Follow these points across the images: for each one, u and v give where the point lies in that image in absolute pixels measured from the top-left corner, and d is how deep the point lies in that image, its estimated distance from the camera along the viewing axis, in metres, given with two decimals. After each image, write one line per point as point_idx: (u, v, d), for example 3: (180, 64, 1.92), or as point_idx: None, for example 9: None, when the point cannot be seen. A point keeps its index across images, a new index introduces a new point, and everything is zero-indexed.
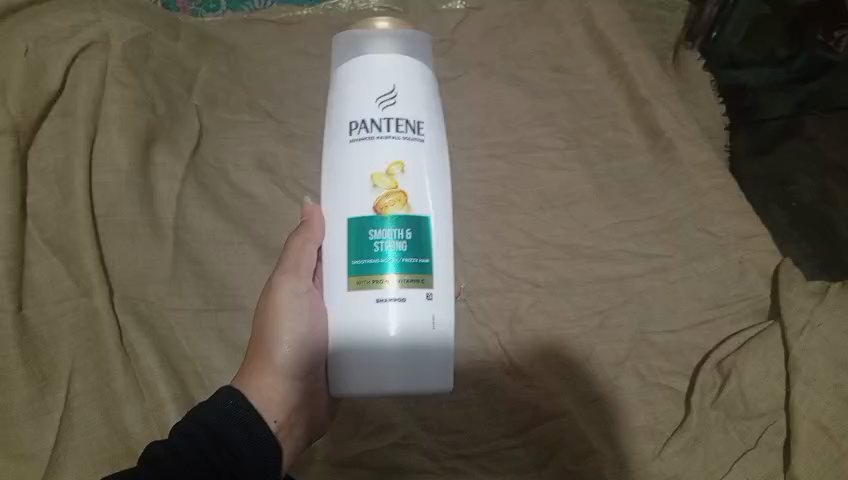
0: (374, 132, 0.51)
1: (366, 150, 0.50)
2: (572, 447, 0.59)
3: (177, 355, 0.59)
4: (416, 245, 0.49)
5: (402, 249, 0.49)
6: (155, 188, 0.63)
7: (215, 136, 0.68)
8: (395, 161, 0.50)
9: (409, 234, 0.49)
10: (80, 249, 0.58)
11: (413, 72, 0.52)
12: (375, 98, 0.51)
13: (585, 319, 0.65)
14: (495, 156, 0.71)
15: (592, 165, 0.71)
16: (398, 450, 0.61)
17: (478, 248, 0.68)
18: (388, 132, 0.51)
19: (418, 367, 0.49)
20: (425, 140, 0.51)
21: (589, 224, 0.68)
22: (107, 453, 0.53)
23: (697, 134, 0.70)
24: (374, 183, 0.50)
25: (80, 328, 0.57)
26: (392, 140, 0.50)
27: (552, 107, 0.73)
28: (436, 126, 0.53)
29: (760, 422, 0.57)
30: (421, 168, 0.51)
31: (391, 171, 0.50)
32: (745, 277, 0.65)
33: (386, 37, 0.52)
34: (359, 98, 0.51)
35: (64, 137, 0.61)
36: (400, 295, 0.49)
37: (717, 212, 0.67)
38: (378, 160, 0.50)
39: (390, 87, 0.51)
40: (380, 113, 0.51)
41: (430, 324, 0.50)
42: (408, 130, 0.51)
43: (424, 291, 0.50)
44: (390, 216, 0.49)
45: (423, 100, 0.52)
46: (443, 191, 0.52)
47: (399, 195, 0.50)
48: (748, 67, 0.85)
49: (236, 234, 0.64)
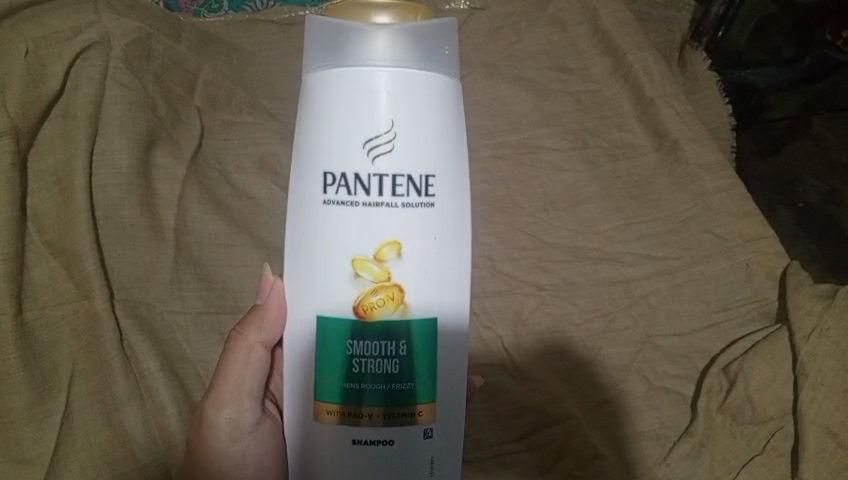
0: (361, 192, 0.40)
1: (348, 216, 0.40)
2: (577, 451, 0.59)
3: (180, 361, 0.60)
4: (411, 363, 0.42)
5: (393, 369, 0.42)
6: (155, 192, 0.62)
7: (216, 138, 0.67)
8: (387, 241, 0.40)
9: (403, 348, 0.42)
10: (80, 252, 0.57)
11: (421, 98, 0.40)
12: (365, 142, 0.40)
13: (590, 323, 0.64)
14: (499, 156, 0.70)
15: (597, 166, 0.70)
16: None
17: (483, 250, 0.67)
18: (379, 196, 0.40)
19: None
20: (431, 202, 0.41)
21: (594, 227, 0.67)
22: (109, 456, 0.54)
23: (703, 135, 0.69)
24: (357, 270, 0.41)
25: (81, 331, 0.57)
26: (384, 208, 0.40)
27: (556, 107, 0.71)
28: (452, 176, 0.42)
29: (767, 427, 0.57)
30: (423, 246, 0.41)
31: (381, 256, 0.40)
32: (752, 280, 0.65)
33: (386, 47, 0.39)
34: (343, 137, 0.40)
35: (65, 137, 0.61)
36: (386, 436, 0.42)
37: (723, 214, 0.67)
38: (365, 237, 0.40)
39: (387, 125, 0.40)
40: (369, 167, 0.40)
41: (428, 467, 0.43)
42: (408, 192, 0.40)
43: (420, 427, 0.43)
44: (377, 321, 0.41)
45: (433, 143, 0.41)
46: (455, 270, 0.42)
47: (391, 291, 0.41)
48: (754, 68, 0.82)
49: (238, 236, 0.64)
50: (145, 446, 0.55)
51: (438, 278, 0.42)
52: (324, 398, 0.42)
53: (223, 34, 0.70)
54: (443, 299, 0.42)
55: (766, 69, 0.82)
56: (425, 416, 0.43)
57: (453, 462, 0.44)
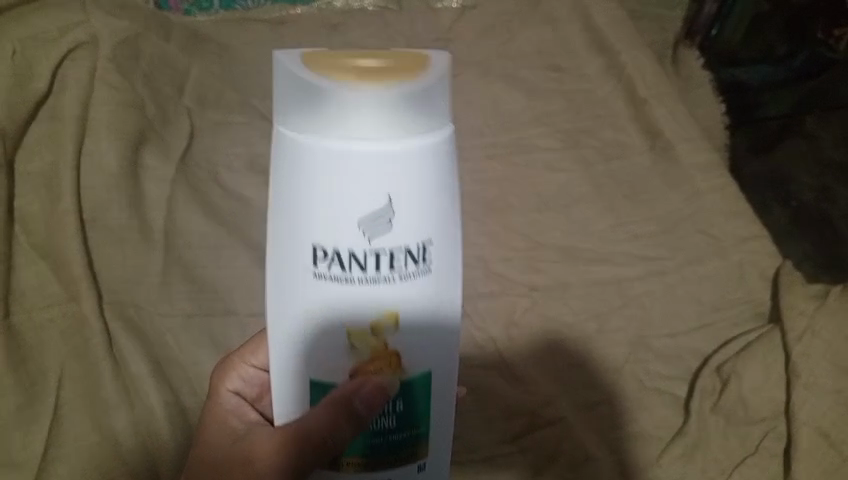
0: (357, 269, 0.35)
1: (344, 295, 0.36)
2: (570, 453, 0.57)
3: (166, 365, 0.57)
4: (407, 415, 0.40)
5: (390, 424, 0.40)
6: (144, 192, 0.62)
7: (206, 140, 0.66)
8: (383, 313, 0.37)
9: (399, 404, 0.39)
10: (69, 256, 0.57)
11: (419, 168, 0.35)
12: (359, 221, 0.34)
13: (582, 325, 0.64)
14: (493, 157, 0.70)
15: (591, 166, 0.70)
16: None
17: (477, 251, 0.67)
18: (374, 272, 0.36)
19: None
20: (429, 268, 0.37)
21: (588, 226, 0.68)
22: (98, 461, 0.52)
23: (696, 135, 0.70)
24: (352, 340, 0.37)
25: (70, 333, 0.56)
26: (381, 283, 0.36)
27: (549, 107, 0.71)
28: (450, 232, 0.37)
29: (761, 427, 0.57)
30: (421, 311, 0.37)
31: (377, 327, 0.37)
32: (744, 280, 0.65)
33: (375, 117, 0.33)
34: (331, 216, 0.34)
35: (55, 137, 0.61)
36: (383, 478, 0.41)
37: (716, 214, 0.67)
38: (359, 312, 0.36)
39: (383, 203, 0.34)
40: (363, 244, 0.35)
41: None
42: (406, 263, 0.36)
43: (415, 465, 0.41)
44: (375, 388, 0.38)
45: (431, 209, 0.36)
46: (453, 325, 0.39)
47: (389, 354, 0.38)
48: (748, 66, 0.85)
49: (227, 238, 0.63)
50: (133, 455, 0.52)
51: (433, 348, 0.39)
52: None
53: (214, 33, 0.69)
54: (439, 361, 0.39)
55: (759, 67, 0.85)
56: (419, 456, 0.41)
57: None
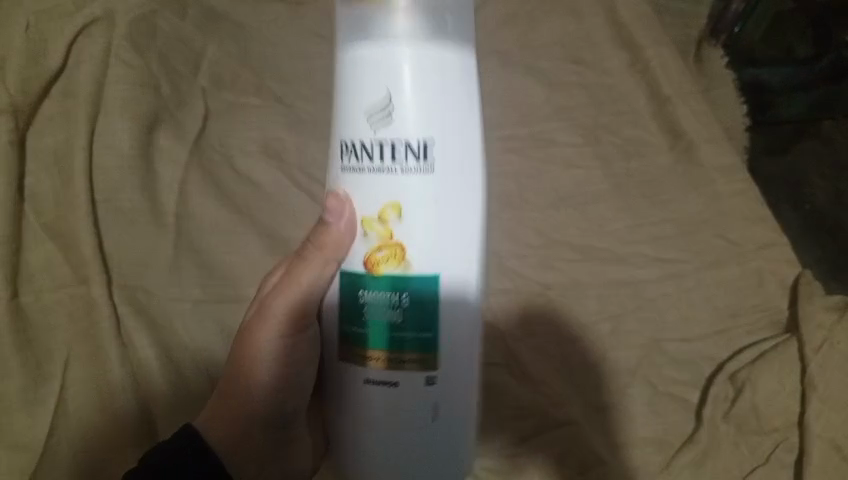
0: (375, 159, 0.48)
1: (366, 183, 0.48)
2: (581, 455, 0.57)
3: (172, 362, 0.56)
4: (411, 314, 0.49)
5: (396, 319, 0.49)
6: (152, 173, 0.62)
7: (221, 120, 0.66)
8: (389, 204, 0.48)
9: (403, 298, 0.48)
10: (79, 237, 0.56)
11: (423, 67, 0.47)
12: (366, 116, 0.48)
13: (596, 326, 0.62)
14: (510, 150, 0.71)
15: (610, 163, 0.71)
16: None
17: (490, 246, 0.67)
18: (380, 163, 0.48)
19: (446, 458, 0.50)
20: (431, 168, 0.48)
21: (604, 225, 0.67)
22: (103, 441, 0.53)
23: (720, 137, 0.71)
24: (365, 229, 0.49)
25: (77, 316, 0.55)
26: (386, 172, 0.48)
27: (571, 101, 0.74)
28: (443, 140, 0.48)
29: (771, 438, 0.56)
30: (421, 207, 0.48)
31: (384, 216, 0.48)
32: (763, 287, 0.64)
33: (407, 35, 0.47)
34: (357, 108, 0.48)
35: (67, 120, 0.60)
36: (391, 379, 0.49)
37: (736, 219, 0.67)
38: (372, 203, 0.48)
39: (384, 93, 0.47)
40: (371, 136, 0.48)
41: (429, 417, 0.49)
42: (408, 154, 0.47)
43: (424, 375, 0.49)
44: (382, 275, 0.48)
45: (427, 116, 0.47)
46: (458, 225, 0.49)
47: (393, 249, 0.48)
48: (767, 66, 0.85)
49: (240, 224, 0.62)
50: (131, 446, 0.54)
51: (465, 247, 0.49)
52: (374, 347, 0.49)
53: (229, 10, 0.69)
54: (449, 264, 0.49)
55: (780, 68, 0.85)
56: (429, 367, 0.49)
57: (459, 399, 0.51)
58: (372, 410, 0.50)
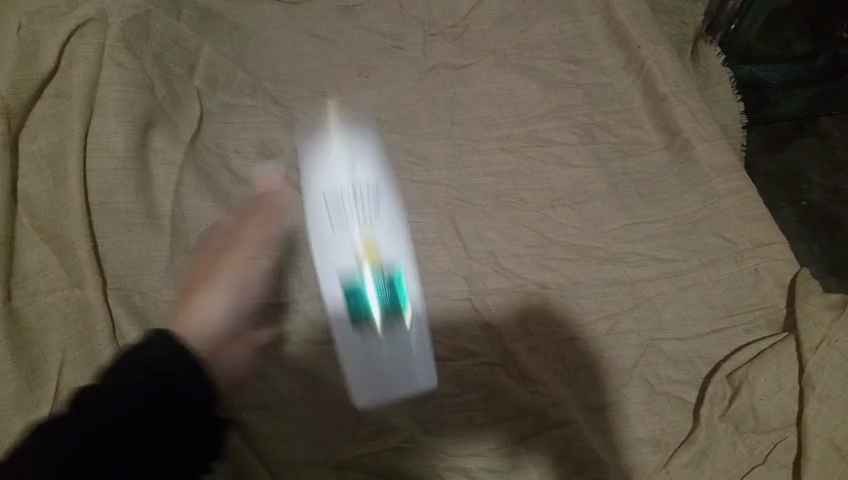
0: (335, 210, 0.57)
1: (335, 224, 0.57)
2: (577, 455, 0.55)
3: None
4: (394, 291, 0.55)
5: (380, 296, 0.54)
6: (140, 176, 0.61)
7: (218, 121, 0.68)
8: (367, 244, 0.56)
9: (388, 286, 0.55)
10: (74, 239, 0.56)
11: (347, 147, 0.63)
12: (325, 190, 0.59)
13: (593, 325, 0.62)
14: (506, 150, 0.72)
15: (606, 162, 0.71)
16: (441, 452, 0.57)
17: (485, 245, 0.66)
18: (339, 215, 0.57)
19: (410, 377, 0.58)
20: (375, 205, 0.59)
21: (600, 225, 0.67)
22: None
23: (715, 136, 0.70)
24: (362, 248, 0.56)
25: (71, 320, 0.54)
26: (341, 217, 0.57)
27: (566, 100, 0.75)
28: (380, 190, 0.60)
29: (770, 437, 0.55)
30: (381, 235, 0.58)
31: (368, 250, 0.56)
32: (760, 286, 0.63)
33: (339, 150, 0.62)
34: (318, 198, 0.59)
35: (65, 122, 0.60)
36: (368, 338, 0.55)
37: (733, 218, 0.66)
38: (348, 246, 0.56)
39: (330, 167, 0.61)
40: (337, 202, 0.58)
41: (411, 346, 0.57)
42: (358, 203, 0.58)
43: (395, 331, 0.55)
44: (373, 276, 0.55)
45: (363, 172, 0.61)
46: (396, 240, 0.59)
47: (376, 255, 0.56)
48: (765, 62, 0.84)
49: (239, 223, 0.63)
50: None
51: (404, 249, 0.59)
52: (354, 316, 0.55)
53: (228, 14, 0.77)
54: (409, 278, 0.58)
55: (778, 65, 0.83)
56: (399, 325, 0.55)
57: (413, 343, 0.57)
58: (350, 352, 0.57)
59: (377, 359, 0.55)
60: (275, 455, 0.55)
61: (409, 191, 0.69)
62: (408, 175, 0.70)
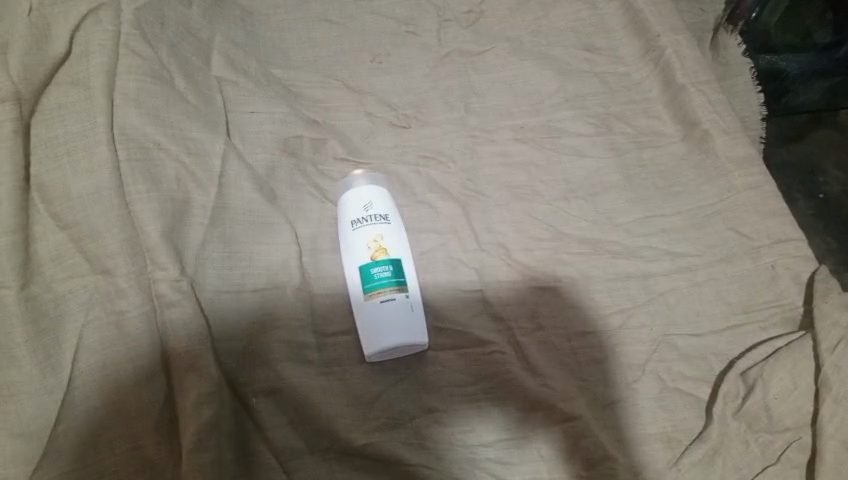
0: (356, 222, 0.62)
1: (353, 236, 0.61)
2: (587, 452, 0.55)
3: (192, 357, 0.52)
4: (395, 270, 0.59)
5: (388, 274, 0.59)
6: (160, 166, 0.58)
7: (238, 108, 0.68)
8: (374, 241, 0.60)
9: (391, 264, 0.59)
10: (96, 227, 0.54)
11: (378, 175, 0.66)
12: (349, 208, 0.63)
13: (607, 318, 0.61)
14: (521, 140, 0.71)
15: (623, 154, 0.70)
16: (449, 444, 0.56)
17: (496, 237, 0.66)
18: (362, 224, 0.61)
19: (421, 327, 0.59)
20: (390, 222, 0.62)
21: (613, 218, 0.67)
22: (118, 434, 0.50)
23: (735, 128, 0.69)
24: (370, 244, 0.60)
25: (90, 307, 0.53)
26: (362, 227, 0.61)
27: (582, 90, 0.74)
28: (396, 213, 0.64)
29: (784, 437, 0.55)
30: (394, 240, 0.61)
31: (376, 245, 0.60)
32: (777, 282, 0.62)
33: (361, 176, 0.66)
34: (343, 217, 0.63)
35: (87, 109, 0.58)
36: (385, 299, 0.58)
37: (750, 213, 0.65)
38: (363, 245, 0.60)
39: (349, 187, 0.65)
40: (361, 214, 0.62)
41: (410, 308, 0.59)
42: (376, 218, 0.62)
43: (403, 293, 0.59)
44: (380, 260, 0.60)
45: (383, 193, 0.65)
46: (411, 258, 0.62)
47: (381, 247, 0.60)
48: (784, 53, 0.83)
49: (261, 207, 0.63)
50: (153, 437, 0.51)
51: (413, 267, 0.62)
52: (367, 290, 0.59)
53: None
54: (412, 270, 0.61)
55: (799, 55, 0.83)
56: (403, 289, 0.59)
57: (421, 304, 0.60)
58: (365, 311, 0.58)
59: (388, 313, 0.58)
60: (281, 444, 0.54)
61: (418, 182, 0.69)
62: (420, 165, 0.70)
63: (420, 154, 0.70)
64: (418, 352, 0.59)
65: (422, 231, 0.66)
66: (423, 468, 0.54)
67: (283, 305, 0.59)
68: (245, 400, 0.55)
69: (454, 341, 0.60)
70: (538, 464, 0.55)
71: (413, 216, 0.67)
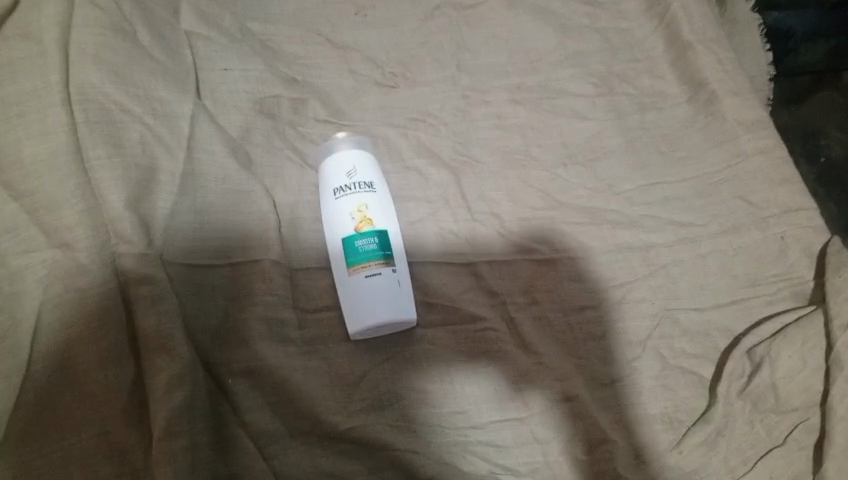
0: (339, 190, 0.57)
1: (335, 205, 0.57)
2: (585, 434, 0.52)
3: (164, 337, 0.49)
4: (381, 243, 0.56)
5: (374, 247, 0.55)
6: (123, 129, 0.54)
7: (213, 66, 0.64)
8: (359, 211, 0.56)
9: (377, 237, 0.56)
10: (54, 197, 0.50)
11: (361, 138, 0.62)
12: (331, 175, 0.59)
13: (607, 292, 0.58)
14: (517, 101, 0.67)
15: (624, 116, 0.66)
16: (439, 428, 0.53)
17: (490, 206, 0.62)
18: (345, 193, 0.57)
19: (409, 302, 0.55)
20: (376, 190, 0.58)
21: (614, 186, 0.63)
22: (82, 419, 0.47)
23: (745, 89, 0.65)
24: (354, 215, 0.56)
25: (48, 283, 0.49)
26: (346, 196, 0.57)
27: (582, 47, 0.70)
28: (382, 179, 0.60)
29: (790, 418, 0.52)
30: (380, 209, 0.57)
31: (361, 215, 0.56)
32: (786, 255, 0.58)
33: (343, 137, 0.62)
34: (325, 184, 0.59)
35: (39, 66, 0.53)
36: (371, 274, 0.55)
37: (759, 181, 0.61)
38: (347, 215, 0.56)
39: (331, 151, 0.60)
40: (344, 181, 0.58)
41: (398, 283, 0.55)
42: (360, 186, 0.58)
43: (389, 267, 0.55)
44: (365, 233, 0.56)
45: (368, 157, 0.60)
46: (398, 229, 0.58)
47: (365, 218, 0.56)
48: (791, 10, 0.78)
49: (235, 172, 0.59)
50: (121, 421, 0.47)
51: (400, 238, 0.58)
52: (352, 265, 0.55)
53: None
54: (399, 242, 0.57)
55: (807, 12, 0.78)
56: (390, 263, 0.55)
57: (408, 277, 0.57)
58: (349, 286, 0.55)
59: (374, 289, 0.54)
60: (259, 427, 0.51)
61: (406, 146, 0.64)
62: (408, 127, 0.65)
63: (408, 116, 0.66)
64: (405, 327, 0.56)
65: (411, 200, 0.62)
66: (407, 452, 0.51)
67: (260, 280, 0.55)
68: (220, 381, 0.52)
69: (445, 317, 0.57)
70: (531, 446, 0.52)
71: (400, 183, 0.63)
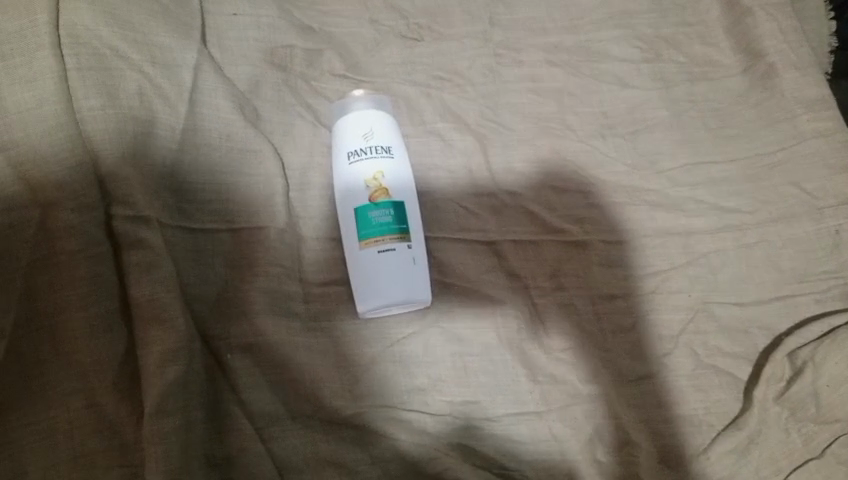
0: (354, 154, 0.53)
1: (348, 171, 0.52)
2: (606, 434, 0.49)
3: (158, 308, 0.45)
4: (396, 216, 0.51)
5: (388, 220, 0.51)
6: (120, 78, 0.49)
7: (222, 10, 0.59)
8: (374, 179, 0.52)
9: (392, 209, 0.51)
10: (40, 152, 0.45)
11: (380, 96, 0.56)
12: (345, 136, 0.54)
13: (640, 280, 0.53)
14: (554, 63, 0.61)
15: (670, 86, 0.60)
16: (450, 420, 0.49)
17: (518, 179, 0.57)
18: (360, 157, 0.52)
19: (424, 281, 0.51)
20: (394, 156, 0.53)
21: (656, 163, 0.57)
22: (69, 389, 0.44)
23: (807, 63, 0.59)
24: (369, 184, 0.52)
25: (33, 246, 0.44)
26: (361, 162, 0.52)
27: (630, 6, 0.63)
28: (401, 144, 0.55)
29: (831, 430, 0.47)
30: (397, 178, 0.53)
31: (376, 185, 0.52)
32: (840, 251, 0.53)
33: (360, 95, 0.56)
34: (338, 146, 0.54)
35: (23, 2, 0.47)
36: (384, 249, 0.50)
37: (816, 167, 0.56)
38: (361, 183, 0.52)
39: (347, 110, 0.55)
40: (360, 144, 0.53)
41: (412, 261, 0.51)
42: (377, 151, 0.53)
43: (404, 243, 0.51)
44: (380, 203, 0.51)
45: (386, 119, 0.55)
46: (415, 200, 0.54)
47: (381, 188, 0.52)
48: None
49: (240, 127, 0.54)
50: (111, 395, 0.44)
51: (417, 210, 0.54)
52: (364, 238, 0.51)
53: None
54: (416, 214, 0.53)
55: None
56: (405, 238, 0.51)
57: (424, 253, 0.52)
58: (359, 261, 0.51)
59: (387, 266, 0.50)
60: (258, 408, 0.47)
61: (430, 108, 0.59)
62: (433, 87, 0.60)
63: (434, 74, 0.60)
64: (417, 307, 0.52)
65: (431, 168, 0.57)
66: (415, 443, 0.48)
67: (264, 248, 0.51)
68: (217, 355, 0.48)
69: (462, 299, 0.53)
70: (547, 443, 0.49)
71: (421, 150, 0.58)
